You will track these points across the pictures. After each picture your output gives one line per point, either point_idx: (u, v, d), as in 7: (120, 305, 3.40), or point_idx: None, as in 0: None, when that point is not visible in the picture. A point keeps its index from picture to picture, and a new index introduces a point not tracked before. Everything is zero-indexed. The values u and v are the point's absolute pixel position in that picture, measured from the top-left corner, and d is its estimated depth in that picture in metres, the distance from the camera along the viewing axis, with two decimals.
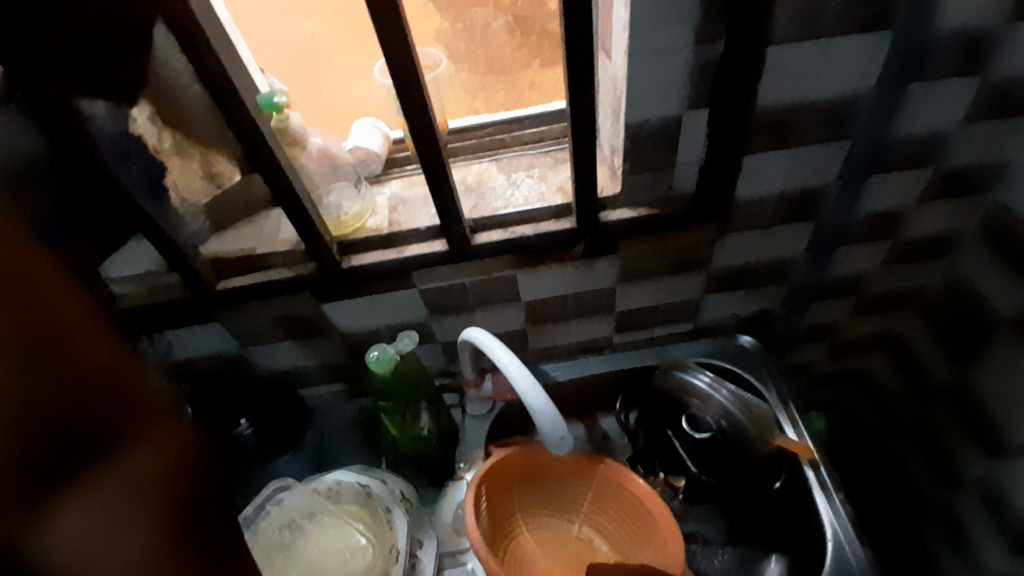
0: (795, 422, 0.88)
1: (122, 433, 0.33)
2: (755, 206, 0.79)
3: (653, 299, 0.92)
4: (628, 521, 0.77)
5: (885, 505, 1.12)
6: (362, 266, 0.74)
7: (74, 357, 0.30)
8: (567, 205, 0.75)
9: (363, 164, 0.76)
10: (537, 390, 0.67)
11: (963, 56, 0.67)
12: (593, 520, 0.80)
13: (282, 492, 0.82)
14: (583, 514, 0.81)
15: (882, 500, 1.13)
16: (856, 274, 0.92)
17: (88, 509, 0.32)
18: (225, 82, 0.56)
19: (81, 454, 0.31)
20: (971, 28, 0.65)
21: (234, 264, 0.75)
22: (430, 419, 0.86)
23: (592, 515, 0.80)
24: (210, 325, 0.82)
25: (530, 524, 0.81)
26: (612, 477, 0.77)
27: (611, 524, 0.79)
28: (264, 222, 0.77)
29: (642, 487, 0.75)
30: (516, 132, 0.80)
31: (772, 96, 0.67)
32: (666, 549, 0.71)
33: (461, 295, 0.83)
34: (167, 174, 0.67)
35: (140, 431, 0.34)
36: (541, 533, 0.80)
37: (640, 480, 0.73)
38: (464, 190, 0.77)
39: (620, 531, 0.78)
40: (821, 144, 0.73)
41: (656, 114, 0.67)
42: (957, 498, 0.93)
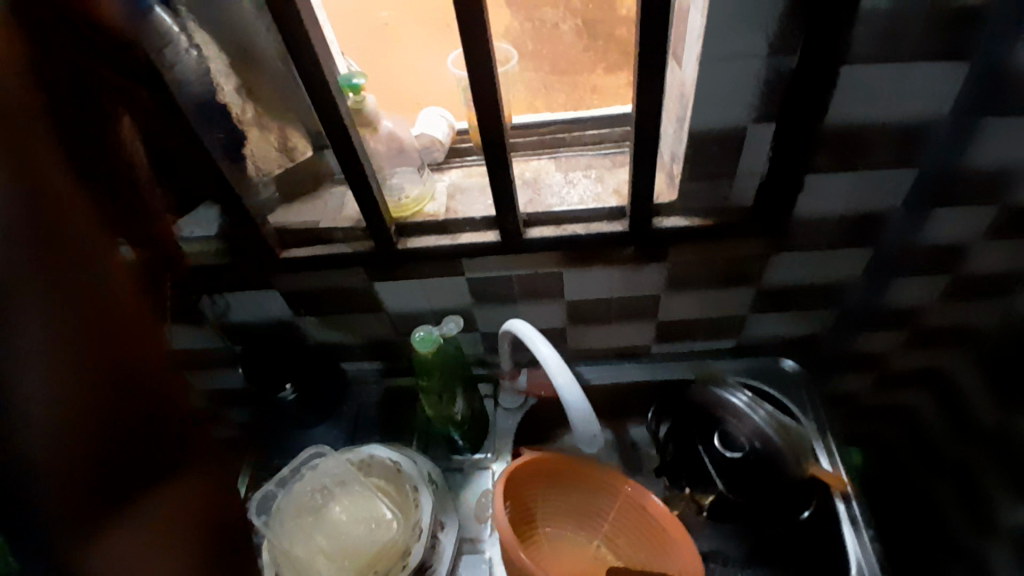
0: (831, 453, 0.87)
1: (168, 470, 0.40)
2: (813, 226, 0.78)
3: (697, 311, 0.91)
4: (647, 546, 0.77)
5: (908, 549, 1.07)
6: (417, 249, 0.76)
7: (83, 399, 0.34)
8: (622, 207, 0.75)
9: (428, 152, 0.79)
10: (574, 386, 0.68)
11: None
12: (608, 536, 0.81)
13: (319, 458, 0.86)
14: (600, 527, 0.81)
15: (910, 550, 1.07)
16: (912, 306, 0.89)
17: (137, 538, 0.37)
18: (311, 61, 0.60)
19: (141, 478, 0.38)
20: None
21: (298, 233, 0.79)
22: (466, 406, 0.87)
23: (609, 529, 0.81)
24: (267, 291, 0.86)
25: (549, 534, 0.82)
26: (635, 499, 0.77)
27: (628, 542, 0.79)
28: (329, 196, 0.80)
29: (664, 512, 0.75)
30: (576, 133, 0.81)
31: (841, 114, 0.66)
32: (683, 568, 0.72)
33: (507, 286, 0.85)
34: (247, 145, 0.71)
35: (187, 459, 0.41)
36: (559, 543, 0.81)
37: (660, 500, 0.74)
38: (521, 184, 0.79)
39: (634, 549, 0.78)
40: (888, 169, 0.72)
41: (720, 123, 0.67)
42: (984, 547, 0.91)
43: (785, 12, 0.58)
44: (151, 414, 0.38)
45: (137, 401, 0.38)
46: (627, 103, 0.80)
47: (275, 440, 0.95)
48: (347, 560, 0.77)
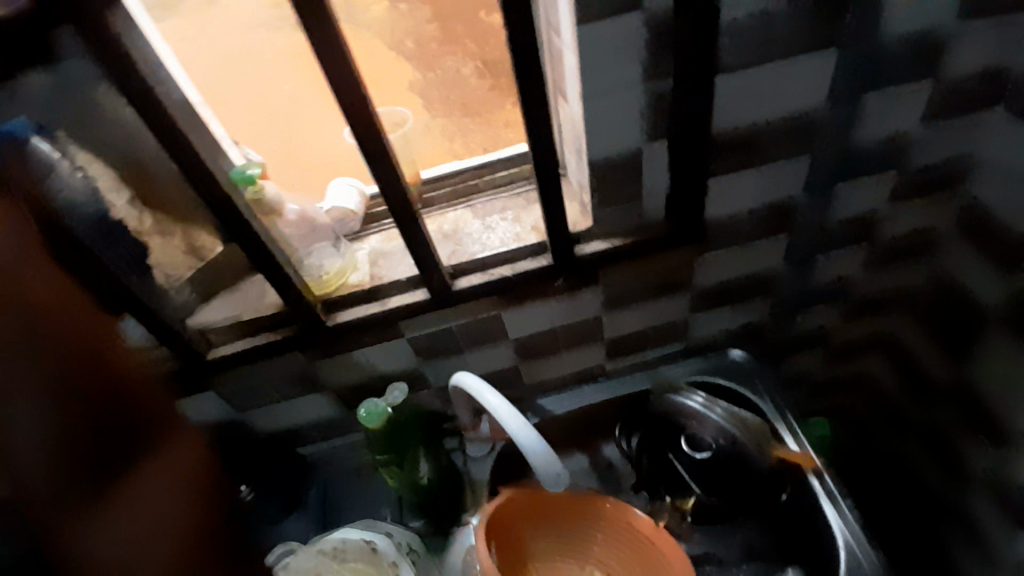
0: (794, 432, 0.88)
1: (152, 451, 0.48)
2: (729, 223, 0.81)
3: (641, 323, 0.92)
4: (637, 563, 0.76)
5: (899, 508, 1.10)
6: (349, 322, 0.75)
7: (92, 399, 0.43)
8: (543, 243, 0.76)
9: (342, 224, 0.77)
10: (529, 429, 0.68)
11: (912, 62, 0.68)
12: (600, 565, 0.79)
13: (287, 556, 0.82)
14: (588, 559, 0.79)
15: (905, 511, 1.08)
16: (839, 279, 0.93)
17: (125, 508, 0.44)
18: (196, 159, 0.59)
19: (124, 462, 0.45)
20: (916, 37, 0.67)
21: (223, 331, 0.76)
22: (430, 466, 0.85)
23: (598, 559, 0.79)
24: (205, 394, 0.82)
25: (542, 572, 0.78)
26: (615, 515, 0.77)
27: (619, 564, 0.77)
28: (249, 286, 0.78)
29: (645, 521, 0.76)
30: (488, 176, 0.81)
31: (728, 119, 0.69)
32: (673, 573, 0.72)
33: (451, 339, 0.84)
34: (149, 254, 0.69)
35: (157, 447, 0.48)
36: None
37: (640, 512, 0.75)
38: (441, 237, 0.78)
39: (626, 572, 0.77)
40: (783, 160, 0.75)
41: (616, 148, 0.69)
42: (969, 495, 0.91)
43: (649, 36, 0.61)
44: (123, 419, 0.45)
45: (131, 417, 0.46)
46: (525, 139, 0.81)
47: None
48: None
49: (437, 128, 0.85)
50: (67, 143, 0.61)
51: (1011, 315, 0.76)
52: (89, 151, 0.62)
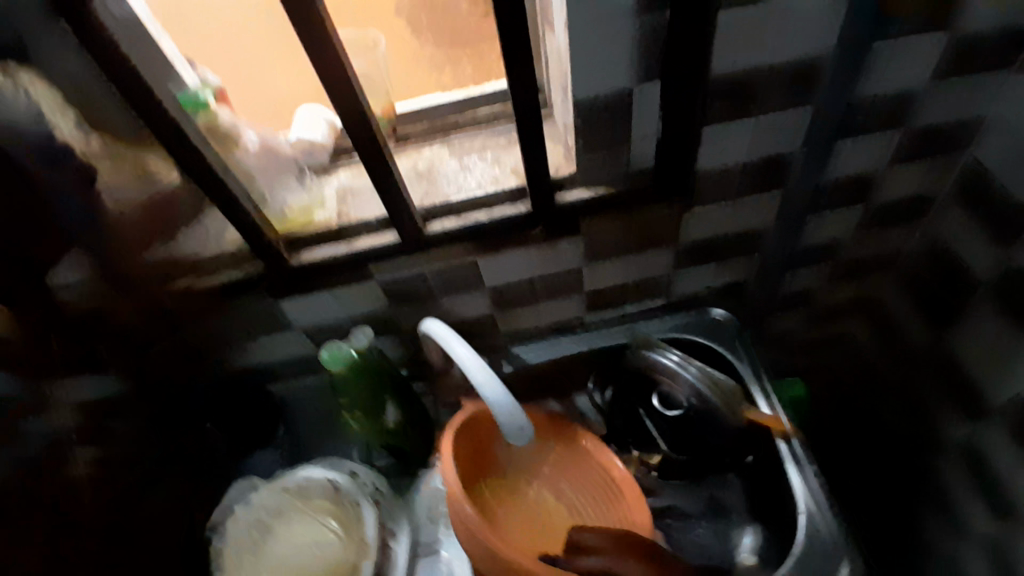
0: (767, 395, 0.87)
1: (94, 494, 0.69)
2: (719, 178, 0.76)
3: (622, 278, 0.90)
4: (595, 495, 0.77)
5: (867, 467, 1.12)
6: (315, 262, 0.71)
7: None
8: (522, 188, 0.71)
9: (309, 155, 0.72)
10: (494, 382, 0.65)
11: (928, 10, 0.62)
12: (553, 485, 0.80)
13: (250, 492, 0.82)
14: (535, 476, 0.80)
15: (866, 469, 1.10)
16: (827, 242, 0.90)
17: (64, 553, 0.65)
18: (139, 79, 0.53)
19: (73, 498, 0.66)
20: None
21: (182, 264, 0.72)
22: (398, 412, 0.84)
23: (545, 476, 0.80)
24: (165, 328, 0.79)
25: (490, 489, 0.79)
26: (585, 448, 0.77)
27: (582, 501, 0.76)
28: (207, 221, 0.74)
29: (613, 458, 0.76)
30: (470, 112, 0.75)
31: (726, 65, 0.63)
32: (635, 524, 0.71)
33: (423, 284, 0.81)
34: (98, 179, 0.65)
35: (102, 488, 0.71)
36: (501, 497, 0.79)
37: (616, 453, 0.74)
38: (415, 176, 0.73)
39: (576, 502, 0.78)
40: (782, 111, 0.70)
41: (605, 89, 0.63)
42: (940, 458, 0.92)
43: None
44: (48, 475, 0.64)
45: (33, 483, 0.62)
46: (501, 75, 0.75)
47: None
48: None
49: (420, 56, 0.80)
50: (7, 61, 0.56)
51: (1005, 285, 0.75)
52: (33, 71, 0.58)
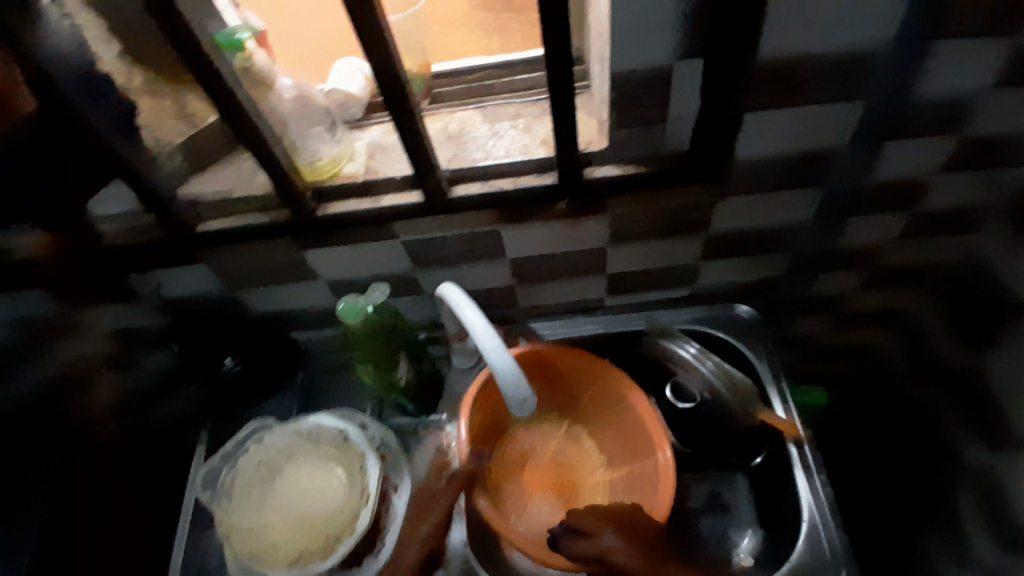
0: (784, 398, 0.85)
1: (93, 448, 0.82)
2: (756, 169, 0.74)
3: (646, 263, 0.88)
4: (627, 442, 0.81)
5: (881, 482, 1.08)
6: (338, 215, 0.72)
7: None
8: (551, 159, 0.70)
9: (342, 108, 0.73)
10: (502, 352, 0.65)
11: (1001, 7, 0.57)
12: (586, 423, 0.86)
13: (263, 432, 0.87)
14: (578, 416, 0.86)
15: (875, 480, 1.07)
16: (864, 244, 0.86)
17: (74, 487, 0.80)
18: (176, 19, 0.54)
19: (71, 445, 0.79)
20: None
21: (213, 204, 0.75)
22: (410, 371, 0.86)
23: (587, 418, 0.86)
24: (193, 267, 0.83)
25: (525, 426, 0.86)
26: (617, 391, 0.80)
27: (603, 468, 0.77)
28: (238, 165, 0.76)
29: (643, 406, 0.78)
30: (507, 78, 0.74)
31: (776, 48, 0.60)
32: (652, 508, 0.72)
33: (444, 248, 0.81)
34: (138, 114, 0.67)
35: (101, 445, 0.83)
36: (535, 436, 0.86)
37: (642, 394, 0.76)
38: (445, 138, 0.73)
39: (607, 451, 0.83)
40: (830, 104, 0.66)
41: (644, 63, 0.61)
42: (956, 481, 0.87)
43: None
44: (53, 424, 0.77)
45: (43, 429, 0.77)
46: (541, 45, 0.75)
47: (232, 413, 0.95)
48: (297, 530, 0.78)
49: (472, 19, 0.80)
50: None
51: None
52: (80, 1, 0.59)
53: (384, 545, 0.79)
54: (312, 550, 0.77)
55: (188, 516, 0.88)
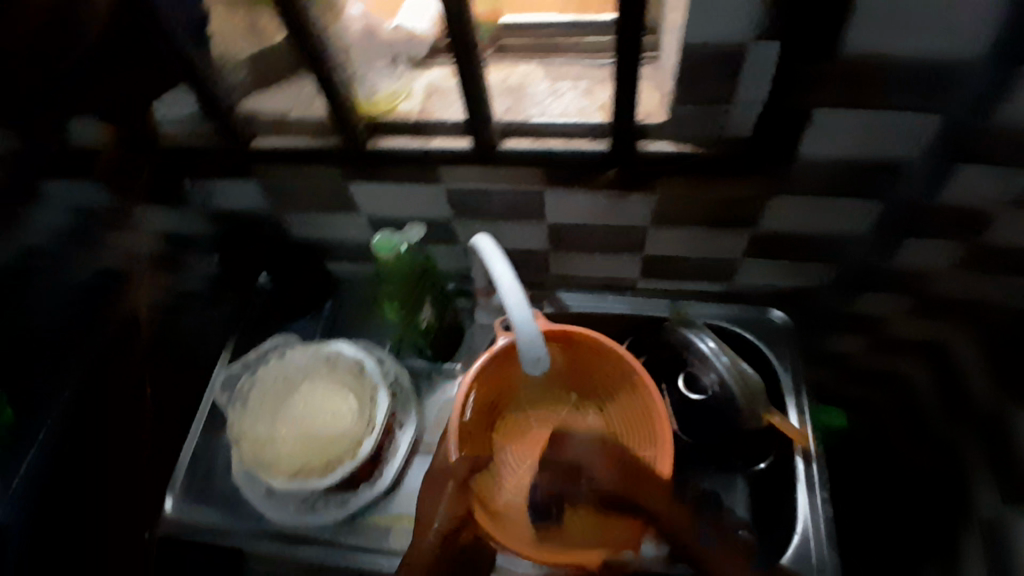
0: (801, 409, 0.84)
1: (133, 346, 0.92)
2: (817, 170, 0.70)
3: (685, 250, 0.87)
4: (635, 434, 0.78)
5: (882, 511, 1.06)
6: (388, 150, 0.72)
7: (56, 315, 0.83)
8: (606, 125, 0.68)
9: (407, 45, 0.73)
10: (524, 307, 0.65)
11: None
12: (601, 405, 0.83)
13: (286, 348, 0.91)
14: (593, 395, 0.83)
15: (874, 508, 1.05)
16: (921, 267, 0.81)
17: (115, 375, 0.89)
18: None
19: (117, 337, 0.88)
20: None
21: (269, 122, 0.76)
22: (433, 314, 0.88)
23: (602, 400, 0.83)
24: (244, 180, 0.85)
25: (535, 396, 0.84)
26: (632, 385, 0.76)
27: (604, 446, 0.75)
28: (300, 87, 0.76)
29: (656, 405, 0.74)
30: (574, 39, 0.72)
31: (863, 42, 0.57)
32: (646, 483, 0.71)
33: (485, 200, 0.81)
34: (211, 21, 0.70)
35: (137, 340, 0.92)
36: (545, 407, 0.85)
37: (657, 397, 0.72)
38: (503, 90, 0.72)
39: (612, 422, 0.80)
40: (908, 112, 0.63)
41: (717, 38, 0.59)
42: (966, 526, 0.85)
43: None
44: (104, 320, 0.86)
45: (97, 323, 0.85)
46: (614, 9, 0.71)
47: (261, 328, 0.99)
48: (300, 448, 0.82)
49: None
50: None
51: None
52: None
53: (384, 473, 0.85)
54: (314, 467, 0.81)
55: (204, 416, 0.93)
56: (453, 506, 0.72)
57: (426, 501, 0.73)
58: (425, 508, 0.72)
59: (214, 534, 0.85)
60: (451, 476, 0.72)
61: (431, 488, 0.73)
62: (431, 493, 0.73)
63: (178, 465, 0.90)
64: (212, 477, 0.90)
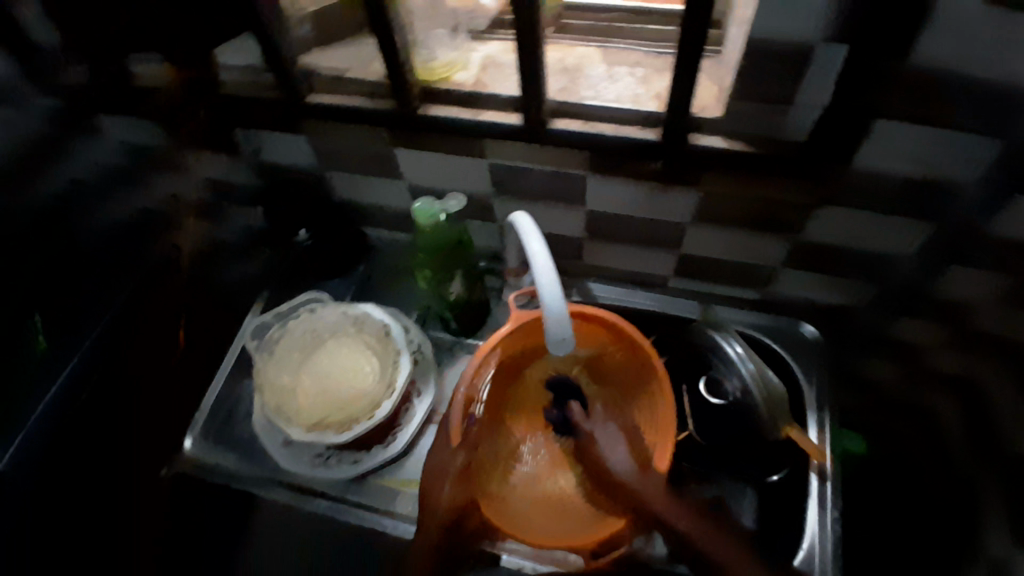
0: (821, 426, 0.82)
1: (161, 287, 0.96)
2: (872, 182, 0.69)
3: (723, 251, 0.86)
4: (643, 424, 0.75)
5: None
6: (437, 118, 0.73)
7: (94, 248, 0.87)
8: (659, 114, 0.68)
9: (470, 16, 0.74)
10: (555, 288, 0.64)
11: None
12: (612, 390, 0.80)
13: (316, 304, 0.93)
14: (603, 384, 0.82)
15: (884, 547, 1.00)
16: (964, 301, 0.73)
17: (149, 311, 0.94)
18: None
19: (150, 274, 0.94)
20: None
21: (327, 80, 0.77)
22: (462, 288, 0.88)
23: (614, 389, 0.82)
24: (296, 136, 0.87)
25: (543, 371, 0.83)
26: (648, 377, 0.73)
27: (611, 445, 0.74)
28: (361, 48, 0.78)
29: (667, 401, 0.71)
30: (636, 24, 0.72)
31: (934, 55, 0.55)
32: (642, 473, 0.69)
33: (527, 179, 0.81)
34: None
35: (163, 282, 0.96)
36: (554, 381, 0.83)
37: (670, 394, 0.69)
38: (560, 69, 0.72)
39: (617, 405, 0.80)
40: (972, 135, 0.60)
41: (785, 36, 0.57)
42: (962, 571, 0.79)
43: None
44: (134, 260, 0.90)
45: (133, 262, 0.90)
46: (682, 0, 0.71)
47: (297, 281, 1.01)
48: (321, 401, 0.83)
49: None
50: None
51: None
52: None
53: (397, 439, 0.85)
54: (330, 423, 0.82)
55: (232, 359, 0.96)
56: (455, 491, 0.72)
57: (430, 483, 0.73)
58: (428, 491, 0.73)
59: (229, 478, 0.88)
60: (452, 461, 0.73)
61: (435, 470, 0.73)
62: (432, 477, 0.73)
63: (201, 409, 0.93)
64: (233, 419, 0.93)
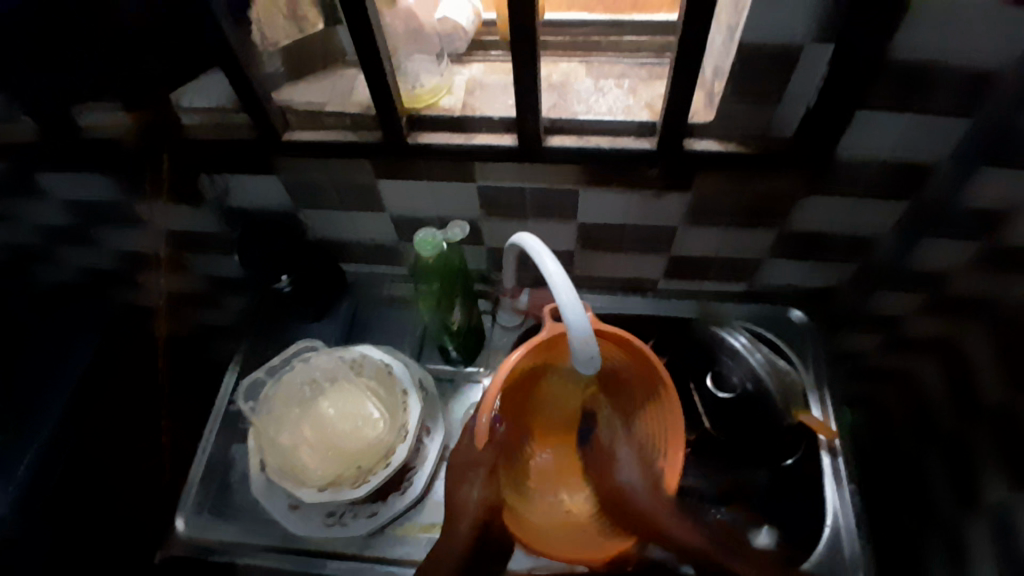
0: (824, 403, 0.85)
1: None
2: (857, 168, 0.72)
3: (717, 248, 0.87)
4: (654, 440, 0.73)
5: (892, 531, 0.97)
6: (429, 145, 0.71)
7: None
8: (653, 123, 0.69)
9: (449, 39, 0.71)
10: (577, 305, 0.63)
11: None
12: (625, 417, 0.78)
13: (309, 352, 0.88)
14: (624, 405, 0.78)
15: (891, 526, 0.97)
16: (940, 272, 0.79)
17: None
18: None
19: None
20: None
21: (304, 114, 0.74)
22: (463, 315, 0.85)
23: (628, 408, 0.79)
24: (267, 176, 0.82)
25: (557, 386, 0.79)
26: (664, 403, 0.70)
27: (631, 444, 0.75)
28: (339, 78, 0.75)
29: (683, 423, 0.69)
30: (614, 38, 0.73)
31: (908, 49, 0.58)
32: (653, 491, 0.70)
33: (518, 199, 0.80)
34: (251, 8, 0.65)
35: None
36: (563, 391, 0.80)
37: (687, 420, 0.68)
38: (547, 86, 0.72)
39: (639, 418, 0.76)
40: (943, 118, 0.64)
41: (775, 41, 0.60)
42: (966, 522, 0.82)
43: None
44: None
45: None
46: (671, 12, 0.71)
47: (278, 330, 0.96)
48: (331, 455, 0.79)
49: None
50: None
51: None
52: None
53: (413, 482, 0.81)
54: (344, 478, 0.77)
55: (220, 422, 0.89)
56: (485, 491, 0.69)
57: (457, 484, 0.69)
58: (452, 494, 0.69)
59: (230, 555, 0.81)
60: (484, 463, 0.69)
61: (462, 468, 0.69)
62: (460, 480, 0.69)
63: (189, 481, 0.86)
64: (226, 489, 0.86)
